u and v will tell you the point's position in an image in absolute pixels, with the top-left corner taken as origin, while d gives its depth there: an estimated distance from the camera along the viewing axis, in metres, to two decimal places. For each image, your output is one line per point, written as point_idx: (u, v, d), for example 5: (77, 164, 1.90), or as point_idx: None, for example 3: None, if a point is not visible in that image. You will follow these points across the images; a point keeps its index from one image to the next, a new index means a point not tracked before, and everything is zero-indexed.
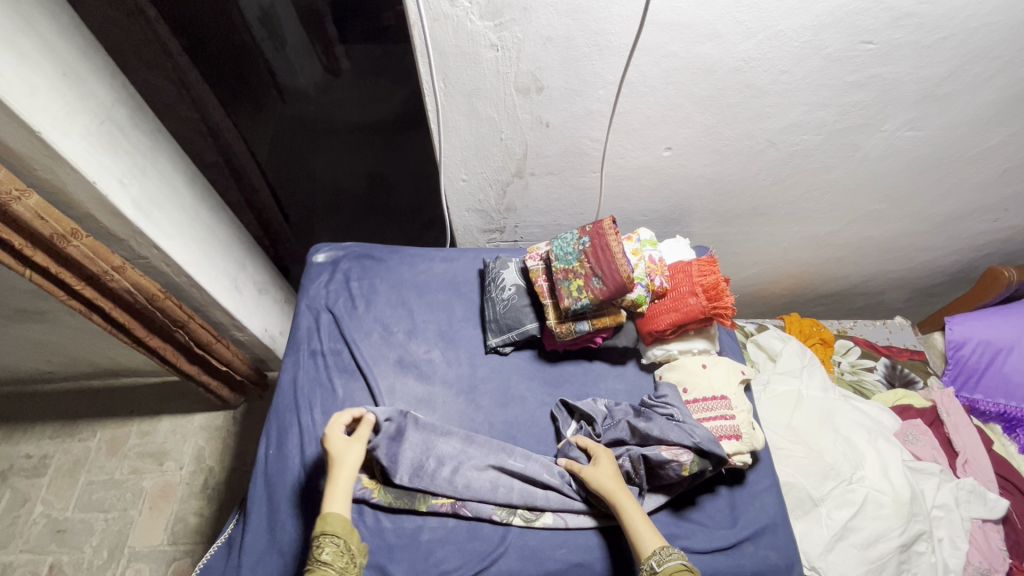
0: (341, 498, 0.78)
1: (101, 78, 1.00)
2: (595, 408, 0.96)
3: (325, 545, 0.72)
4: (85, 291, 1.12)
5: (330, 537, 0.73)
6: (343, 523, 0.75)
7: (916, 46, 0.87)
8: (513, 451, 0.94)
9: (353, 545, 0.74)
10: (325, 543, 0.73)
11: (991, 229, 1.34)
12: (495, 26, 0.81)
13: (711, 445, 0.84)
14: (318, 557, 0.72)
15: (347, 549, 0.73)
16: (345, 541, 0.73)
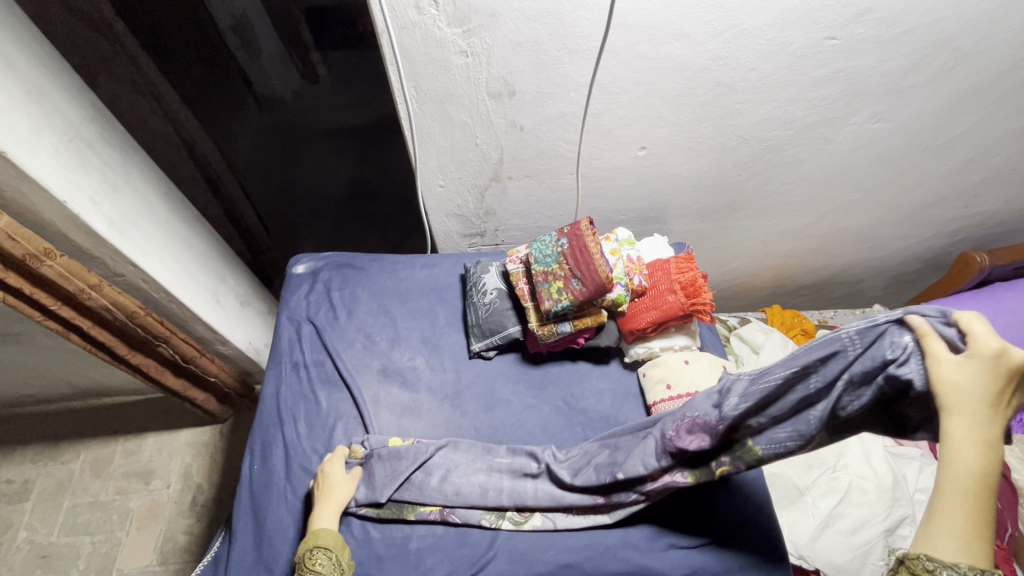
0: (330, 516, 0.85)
1: (67, 95, 0.98)
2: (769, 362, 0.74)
3: (318, 557, 0.79)
4: (61, 311, 1.11)
5: (322, 551, 0.79)
6: (335, 539, 0.82)
7: (878, 40, 0.88)
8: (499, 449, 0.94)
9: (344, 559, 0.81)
10: (319, 554, 0.79)
11: (963, 216, 1.37)
12: (464, 32, 0.81)
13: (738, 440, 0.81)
14: (311, 566, 0.78)
15: (338, 562, 0.79)
16: (337, 554, 0.80)
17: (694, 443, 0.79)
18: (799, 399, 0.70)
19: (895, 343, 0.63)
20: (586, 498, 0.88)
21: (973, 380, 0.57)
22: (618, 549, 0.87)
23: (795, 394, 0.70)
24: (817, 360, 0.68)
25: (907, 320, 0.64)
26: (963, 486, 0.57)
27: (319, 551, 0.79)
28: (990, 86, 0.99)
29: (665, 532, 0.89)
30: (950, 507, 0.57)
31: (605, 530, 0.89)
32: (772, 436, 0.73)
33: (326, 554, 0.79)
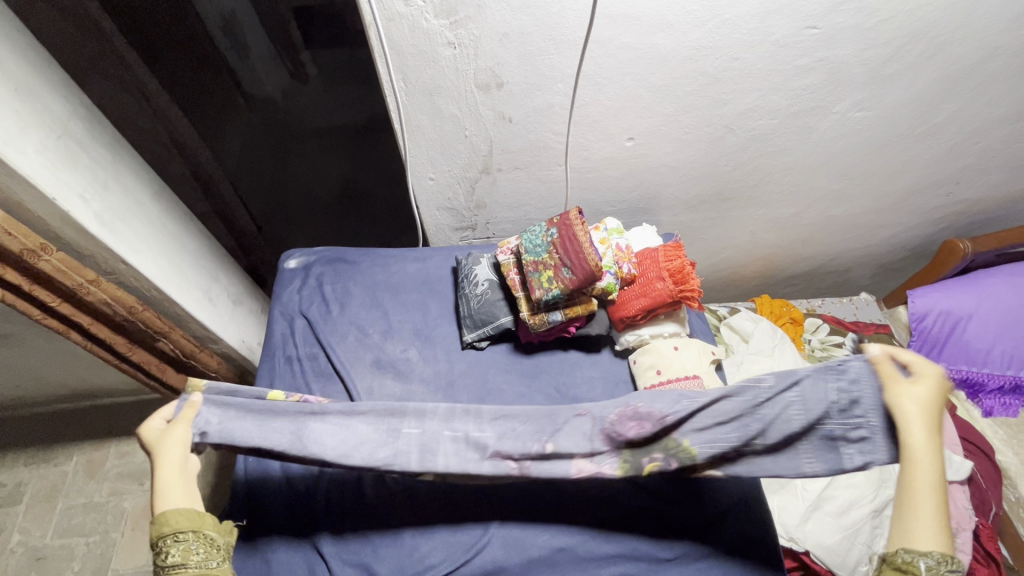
0: (176, 494, 0.70)
1: (55, 92, 0.98)
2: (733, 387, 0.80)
3: (169, 548, 0.64)
4: (62, 308, 1.10)
5: (172, 537, 0.64)
6: (187, 516, 0.67)
7: (858, 29, 0.90)
8: (406, 414, 0.85)
9: (206, 530, 0.67)
10: (171, 546, 0.64)
11: (945, 203, 1.40)
12: (451, 24, 0.82)
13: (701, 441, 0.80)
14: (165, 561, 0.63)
15: (202, 538, 0.66)
16: (194, 531, 0.66)
17: (633, 432, 0.81)
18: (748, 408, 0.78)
19: (846, 367, 0.74)
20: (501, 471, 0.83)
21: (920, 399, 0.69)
22: (609, 532, 0.89)
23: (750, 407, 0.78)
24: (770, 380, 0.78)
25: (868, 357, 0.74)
26: (929, 485, 0.64)
27: (168, 540, 0.64)
28: (969, 73, 1.01)
29: (658, 514, 0.90)
30: (924, 502, 0.63)
31: (598, 515, 0.90)
32: (716, 435, 0.79)
33: (178, 539, 0.64)
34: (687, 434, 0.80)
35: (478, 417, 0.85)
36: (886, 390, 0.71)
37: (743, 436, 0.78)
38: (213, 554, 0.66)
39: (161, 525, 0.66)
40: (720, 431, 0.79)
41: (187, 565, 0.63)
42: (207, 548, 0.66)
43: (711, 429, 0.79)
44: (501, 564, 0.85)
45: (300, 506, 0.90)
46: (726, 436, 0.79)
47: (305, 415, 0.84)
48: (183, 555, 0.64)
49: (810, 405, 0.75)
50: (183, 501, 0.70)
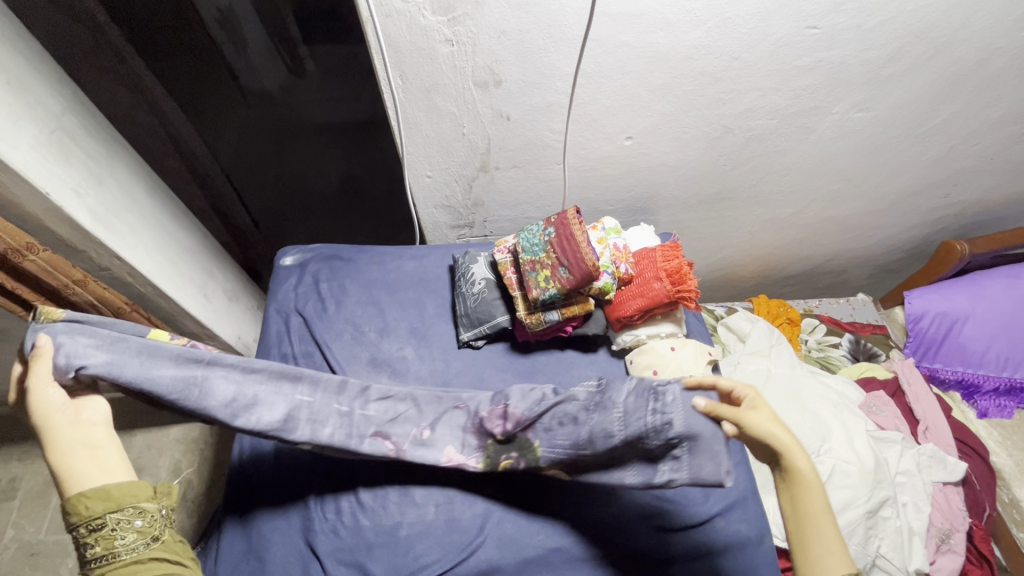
0: (85, 473, 0.65)
1: (47, 86, 0.97)
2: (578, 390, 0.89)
3: (93, 539, 0.61)
4: (46, 307, 1.11)
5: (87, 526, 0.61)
6: (100, 499, 0.63)
7: (858, 30, 0.90)
8: (302, 380, 0.88)
9: (131, 508, 0.64)
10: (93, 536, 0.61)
11: (942, 205, 1.40)
12: (449, 21, 0.81)
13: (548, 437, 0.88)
14: (92, 553, 0.61)
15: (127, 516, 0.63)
16: (115, 513, 0.62)
17: (495, 428, 0.90)
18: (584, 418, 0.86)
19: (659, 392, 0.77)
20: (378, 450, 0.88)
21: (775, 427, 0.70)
22: (605, 532, 0.89)
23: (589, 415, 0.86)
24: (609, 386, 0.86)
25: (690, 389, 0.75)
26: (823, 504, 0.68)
27: (85, 529, 0.61)
28: (968, 75, 1.01)
29: (654, 515, 0.90)
30: (824, 524, 0.67)
31: (593, 515, 0.90)
32: (557, 440, 0.87)
33: (94, 527, 0.62)
34: (536, 437, 0.89)
35: (364, 397, 0.90)
36: (751, 428, 0.70)
37: (576, 442, 0.86)
38: (144, 534, 0.63)
39: (74, 512, 0.62)
40: (562, 436, 0.87)
41: (117, 548, 0.61)
42: (137, 525, 0.64)
43: (553, 434, 0.88)
44: (497, 564, 0.85)
45: (294, 505, 0.89)
46: (566, 443, 0.87)
47: (192, 365, 0.80)
48: (107, 540, 0.61)
49: (628, 421, 0.79)
50: (96, 478, 0.65)
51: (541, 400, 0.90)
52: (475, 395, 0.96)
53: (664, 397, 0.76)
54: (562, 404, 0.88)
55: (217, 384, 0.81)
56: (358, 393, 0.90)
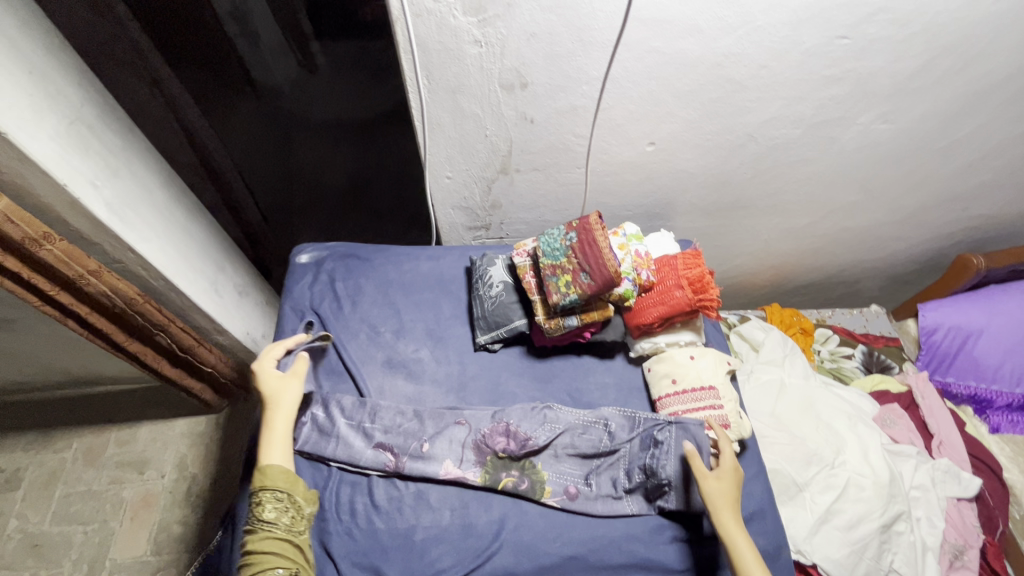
0: (280, 449, 0.83)
1: (68, 76, 0.96)
2: (585, 417, 0.97)
3: (266, 502, 0.77)
4: (60, 296, 1.09)
5: (271, 492, 0.78)
6: (284, 477, 0.80)
7: (889, 41, 0.89)
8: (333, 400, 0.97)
9: (296, 497, 0.80)
10: (267, 500, 0.77)
11: (960, 218, 1.39)
12: (479, 22, 0.81)
13: (557, 462, 0.94)
14: (261, 515, 0.76)
15: (289, 505, 0.78)
16: (287, 497, 0.78)
17: (500, 445, 0.93)
18: (593, 451, 0.95)
19: (662, 436, 0.92)
20: (380, 463, 0.92)
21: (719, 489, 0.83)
22: (621, 541, 0.88)
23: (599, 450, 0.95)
24: (614, 422, 0.97)
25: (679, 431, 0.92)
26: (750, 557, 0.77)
27: (267, 495, 0.77)
28: (995, 88, 1.00)
29: (670, 525, 0.90)
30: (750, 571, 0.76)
31: (609, 524, 0.90)
32: (563, 467, 0.94)
33: (274, 495, 0.77)
34: (538, 462, 0.93)
35: (373, 413, 0.96)
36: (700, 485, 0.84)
37: (586, 474, 0.94)
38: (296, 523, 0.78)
39: (264, 477, 0.79)
40: (570, 464, 0.94)
41: (274, 525, 0.76)
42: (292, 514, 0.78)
43: (560, 459, 0.94)
44: (512, 570, 0.85)
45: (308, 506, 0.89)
46: (572, 471, 0.94)
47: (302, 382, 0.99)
48: (276, 512, 0.77)
49: (634, 459, 0.94)
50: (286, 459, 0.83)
51: (549, 428, 0.96)
52: (476, 411, 0.98)
53: (665, 437, 0.92)
54: (570, 435, 0.96)
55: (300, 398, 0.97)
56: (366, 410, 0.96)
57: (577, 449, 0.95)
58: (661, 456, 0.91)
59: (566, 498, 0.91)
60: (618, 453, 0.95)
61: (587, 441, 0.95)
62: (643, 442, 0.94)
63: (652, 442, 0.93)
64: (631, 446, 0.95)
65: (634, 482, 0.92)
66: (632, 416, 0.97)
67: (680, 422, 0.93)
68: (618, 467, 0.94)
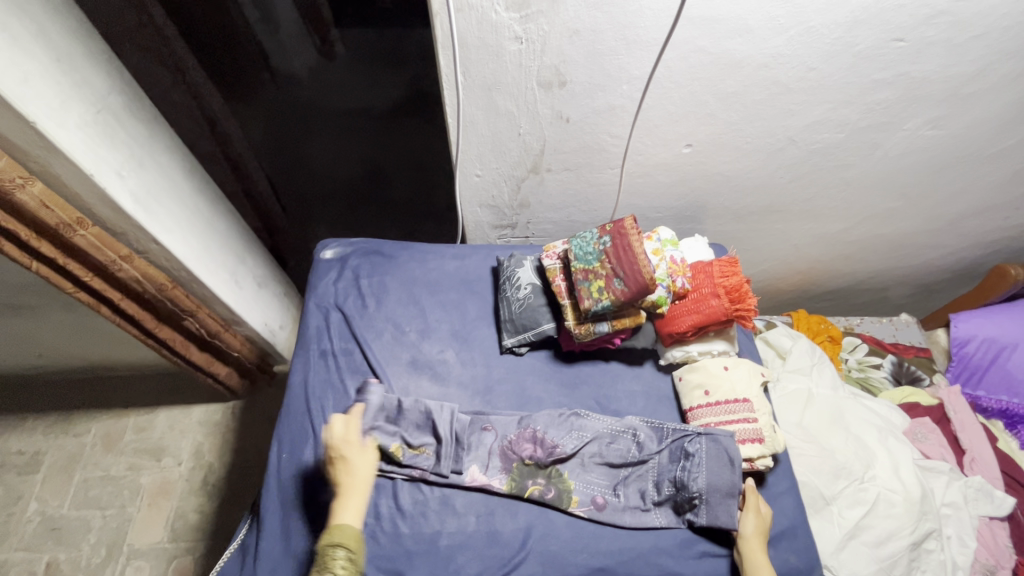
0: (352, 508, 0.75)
1: (96, 64, 0.94)
2: (612, 425, 0.96)
3: (338, 556, 0.69)
4: (94, 282, 1.09)
5: (341, 550, 0.70)
6: (357, 537, 0.72)
7: (947, 44, 0.85)
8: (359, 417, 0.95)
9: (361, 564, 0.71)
10: (338, 553, 0.69)
11: (1000, 227, 1.35)
12: (521, 17, 0.78)
13: (584, 470, 0.92)
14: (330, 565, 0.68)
15: (357, 564, 0.70)
16: (357, 555, 0.70)
17: (527, 453, 0.92)
18: (621, 461, 0.93)
19: (693, 448, 0.90)
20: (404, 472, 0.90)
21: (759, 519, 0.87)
22: (648, 554, 0.87)
23: (625, 459, 0.93)
24: (642, 432, 0.95)
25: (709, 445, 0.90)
26: None
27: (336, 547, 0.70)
28: None
29: (698, 539, 0.89)
30: None
31: (636, 535, 0.89)
32: (590, 477, 0.92)
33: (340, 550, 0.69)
34: (564, 471, 0.92)
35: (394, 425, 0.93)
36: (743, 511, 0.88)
37: (612, 484, 0.92)
38: None
39: (333, 533, 0.71)
40: (597, 473, 0.92)
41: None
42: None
43: (588, 469, 0.93)
44: None
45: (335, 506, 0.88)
46: (600, 481, 0.92)
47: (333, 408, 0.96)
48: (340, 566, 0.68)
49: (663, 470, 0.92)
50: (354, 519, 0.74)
51: (576, 434, 0.94)
52: (503, 416, 0.96)
53: (696, 448, 0.90)
54: (598, 445, 0.94)
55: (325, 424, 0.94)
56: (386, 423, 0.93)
57: (605, 459, 0.93)
58: (691, 469, 0.89)
59: (593, 508, 0.89)
60: (647, 463, 0.93)
61: (615, 451, 0.94)
62: (670, 453, 0.93)
63: (681, 454, 0.91)
64: (660, 458, 0.93)
65: (662, 494, 0.90)
66: (662, 426, 0.95)
67: (710, 432, 0.91)
68: (646, 479, 0.92)
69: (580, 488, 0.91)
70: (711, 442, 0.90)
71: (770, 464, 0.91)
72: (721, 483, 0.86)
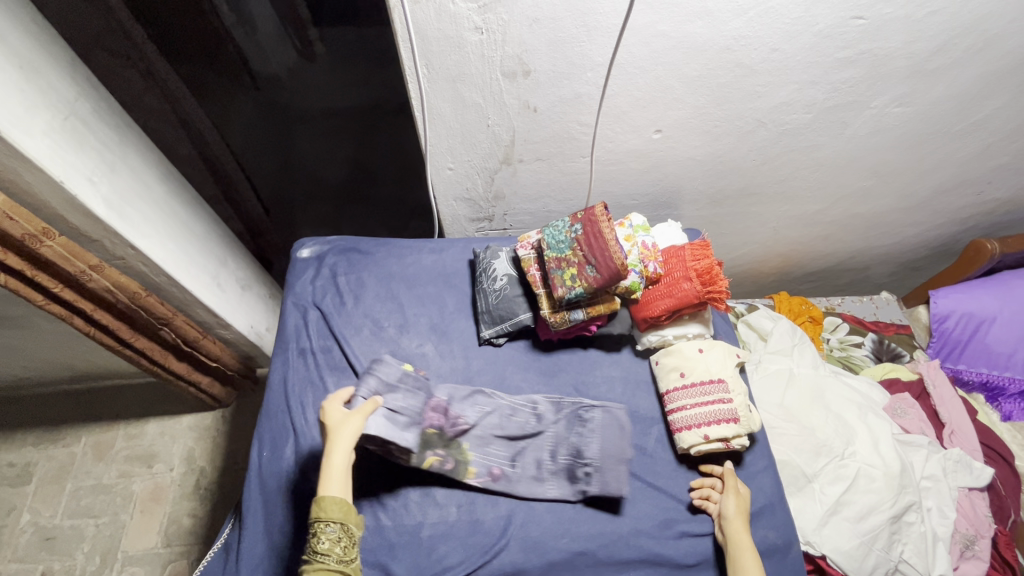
0: (337, 477, 0.71)
1: (61, 70, 0.93)
2: (518, 400, 0.99)
3: (321, 533, 0.67)
4: (64, 293, 1.08)
5: (329, 523, 0.68)
6: (340, 506, 0.69)
7: (907, 21, 0.85)
8: None
9: (351, 526, 0.69)
10: (322, 530, 0.68)
11: (976, 202, 1.36)
12: (479, 8, 0.78)
13: (488, 443, 0.93)
14: (316, 546, 0.67)
15: (344, 533, 0.68)
16: (342, 526, 0.68)
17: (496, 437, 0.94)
18: (520, 433, 0.95)
19: (591, 416, 0.97)
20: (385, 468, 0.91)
21: (739, 499, 0.89)
22: (629, 536, 0.88)
23: (525, 432, 0.95)
24: (543, 405, 0.99)
25: (602, 415, 0.97)
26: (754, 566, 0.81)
27: (320, 524, 0.68)
28: (1015, 68, 0.96)
29: (677, 520, 0.90)
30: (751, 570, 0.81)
31: (617, 519, 0.90)
32: (490, 449, 0.93)
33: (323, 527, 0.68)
34: (466, 445, 0.92)
35: None
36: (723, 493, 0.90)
37: (510, 457, 0.93)
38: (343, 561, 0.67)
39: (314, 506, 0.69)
40: (496, 446, 0.93)
41: (331, 557, 0.66)
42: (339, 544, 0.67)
43: (489, 442, 0.93)
44: (520, 567, 0.85)
45: (315, 503, 0.89)
46: (498, 453, 0.93)
47: (315, 408, 0.97)
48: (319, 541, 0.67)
49: (560, 440, 0.95)
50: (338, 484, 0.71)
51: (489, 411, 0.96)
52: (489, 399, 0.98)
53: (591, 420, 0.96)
54: (499, 418, 0.96)
55: (305, 423, 0.95)
56: None
57: (506, 431, 0.95)
58: (586, 434, 0.95)
59: (488, 479, 0.90)
60: (544, 435, 0.96)
61: (515, 424, 0.96)
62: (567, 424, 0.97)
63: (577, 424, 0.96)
64: (556, 430, 0.97)
65: (557, 463, 0.93)
66: (568, 399, 0.99)
67: (604, 405, 0.99)
68: (542, 449, 0.95)
69: (481, 461, 0.92)
70: (611, 417, 0.97)
71: (746, 443, 0.92)
72: (619, 448, 0.93)
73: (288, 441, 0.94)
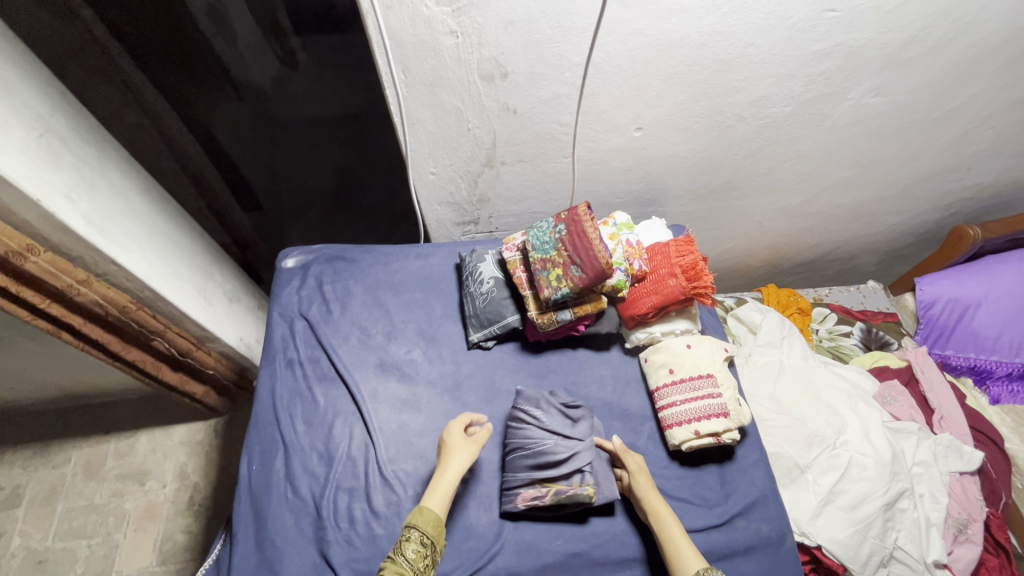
0: (435, 496, 0.79)
1: (35, 87, 0.92)
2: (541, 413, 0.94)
3: (409, 542, 0.72)
4: (51, 309, 1.06)
5: (415, 534, 0.73)
6: (432, 523, 0.75)
7: (879, 12, 0.86)
8: (333, 428, 0.96)
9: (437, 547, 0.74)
10: (407, 541, 0.72)
11: (957, 189, 1.37)
12: (453, 11, 0.78)
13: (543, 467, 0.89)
14: (402, 551, 0.71)
15: (429, 551, 0.72)
16: (431, 542, 0.73)
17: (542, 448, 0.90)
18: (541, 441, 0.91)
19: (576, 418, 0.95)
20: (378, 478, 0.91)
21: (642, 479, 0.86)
22: (626, 535, 0.89)
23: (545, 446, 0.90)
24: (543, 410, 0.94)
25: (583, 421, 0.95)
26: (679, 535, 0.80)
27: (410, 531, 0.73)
28: (990, 55, 0.97)
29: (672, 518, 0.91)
30: (682, 543, 0.79)
31: (611, 519, 0.90)
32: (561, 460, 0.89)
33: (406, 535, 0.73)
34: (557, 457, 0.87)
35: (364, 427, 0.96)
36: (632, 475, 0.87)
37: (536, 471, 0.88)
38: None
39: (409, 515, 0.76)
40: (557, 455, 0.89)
41: (411, 566, 0.70)
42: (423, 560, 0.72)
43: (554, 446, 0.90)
44: (515, 570, 0.85)
45: (307, 516, 0.88)
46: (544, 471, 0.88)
47: (304, 420, 0.96)
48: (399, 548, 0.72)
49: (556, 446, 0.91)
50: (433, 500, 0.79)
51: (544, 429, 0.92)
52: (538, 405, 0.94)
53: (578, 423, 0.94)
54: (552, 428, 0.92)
55: (294, 436, 0.94)
56: (352, 431, 0.95)
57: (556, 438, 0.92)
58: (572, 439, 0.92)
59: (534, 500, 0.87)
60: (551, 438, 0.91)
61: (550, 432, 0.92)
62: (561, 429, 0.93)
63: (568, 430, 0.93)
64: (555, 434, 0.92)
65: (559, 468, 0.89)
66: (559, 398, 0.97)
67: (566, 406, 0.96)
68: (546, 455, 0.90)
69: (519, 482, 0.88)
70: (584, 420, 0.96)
71: (736, 437, 0.93)
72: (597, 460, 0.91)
73: (276, 453, 0.93)
